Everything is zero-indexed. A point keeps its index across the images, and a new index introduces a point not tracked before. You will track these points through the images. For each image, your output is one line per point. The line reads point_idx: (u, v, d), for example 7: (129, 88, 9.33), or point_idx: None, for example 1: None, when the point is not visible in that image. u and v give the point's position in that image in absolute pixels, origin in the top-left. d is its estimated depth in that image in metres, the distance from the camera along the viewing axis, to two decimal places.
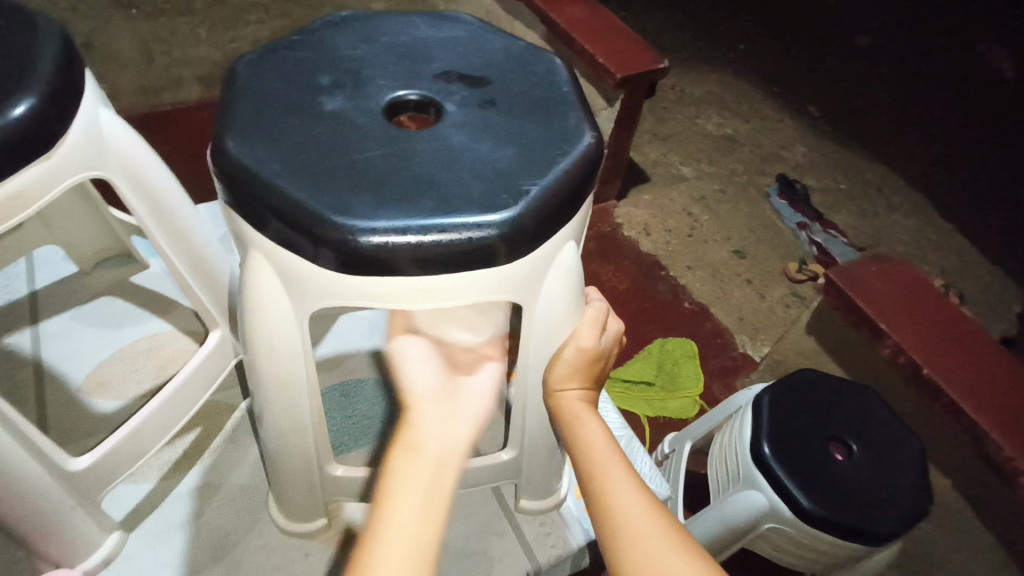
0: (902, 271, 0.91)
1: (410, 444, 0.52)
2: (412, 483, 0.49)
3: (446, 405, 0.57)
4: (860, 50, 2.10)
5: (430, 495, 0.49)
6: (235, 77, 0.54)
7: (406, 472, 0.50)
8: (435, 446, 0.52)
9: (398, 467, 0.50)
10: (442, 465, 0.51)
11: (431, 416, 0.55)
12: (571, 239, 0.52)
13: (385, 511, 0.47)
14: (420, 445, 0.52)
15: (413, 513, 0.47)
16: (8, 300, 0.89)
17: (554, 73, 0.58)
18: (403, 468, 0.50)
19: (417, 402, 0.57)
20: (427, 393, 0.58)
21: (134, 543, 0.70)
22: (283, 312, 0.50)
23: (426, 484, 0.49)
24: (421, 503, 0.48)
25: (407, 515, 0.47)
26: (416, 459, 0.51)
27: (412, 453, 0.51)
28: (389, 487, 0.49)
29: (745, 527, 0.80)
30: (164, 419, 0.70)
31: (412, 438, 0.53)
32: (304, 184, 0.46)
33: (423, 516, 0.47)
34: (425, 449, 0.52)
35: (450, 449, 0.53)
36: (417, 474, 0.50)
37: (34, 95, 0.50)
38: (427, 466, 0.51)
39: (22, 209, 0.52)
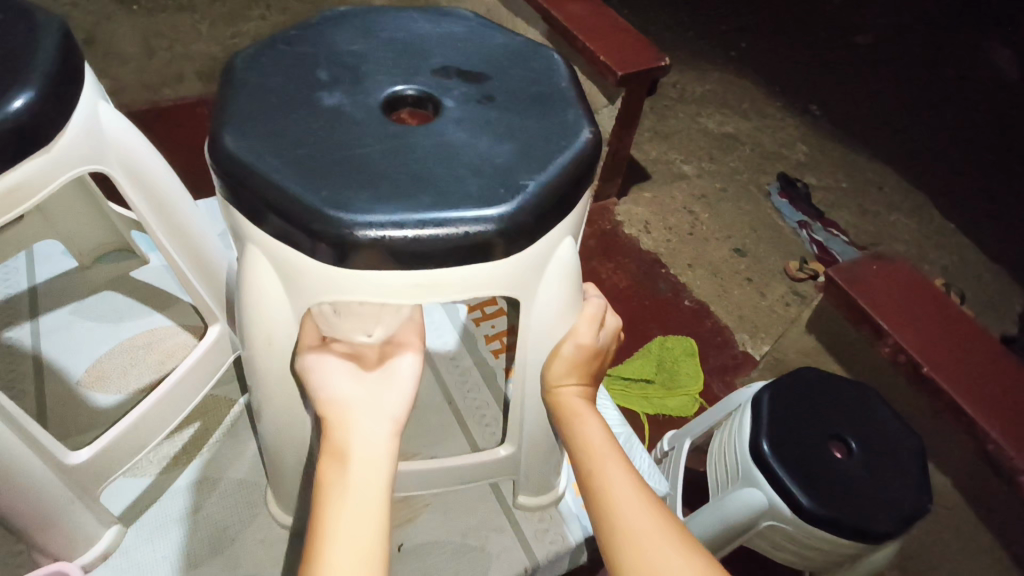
0: (902, 269, 0.91)
1: (337, 453, 0.49)
2: (347, 498, 0.47)
3: (369, 406, 0.53)
4: (862, 48, 2.09)
5: (364, 508, 0.46)
6: (234, 71, 0.54)
7: (340, 484, 0.47)
8: (364, 452, 0.50)
9: (330, 480, 0.48)
10: (369, 473, 0.48)
11: (355, 419, 0.52)
12: (569, 235, 0.52)
13: (325, 529, 0.45)
14: (348, 451, 0.49)
15: (354, 532, 0.45)
16: (8, 294, 0.89)
17: (553, 69, 0.58)
18: (335, 480, 0.48)
19: (334, 406, 0.52)
20: (345, 394, 0.53)
21: (133, 536, 0.70)
22: (281, 307, 0.50)
23: (361, 498, 0.47)
24: (360, 519, 0.46)
25: (348, 533, 0.45)
26: (347, 468, 0.48)
27: (340, 462, 0.49)
28: (327, 502, 0.47)
29: (745, 524, 0.80)
30: (163, 414, 0.70)
31: (339, 445, 0.50)
32: (302, 179, 0.46)
33: (363, 534, 0.45)
34: (352, 456, 0.49)
35: (377, 454, 0.50)
36: (353, 484, 0.47)
37: (34, 89, 0.50)
38: (359, 475, 0.48)
39: (21, 202, 0.52)
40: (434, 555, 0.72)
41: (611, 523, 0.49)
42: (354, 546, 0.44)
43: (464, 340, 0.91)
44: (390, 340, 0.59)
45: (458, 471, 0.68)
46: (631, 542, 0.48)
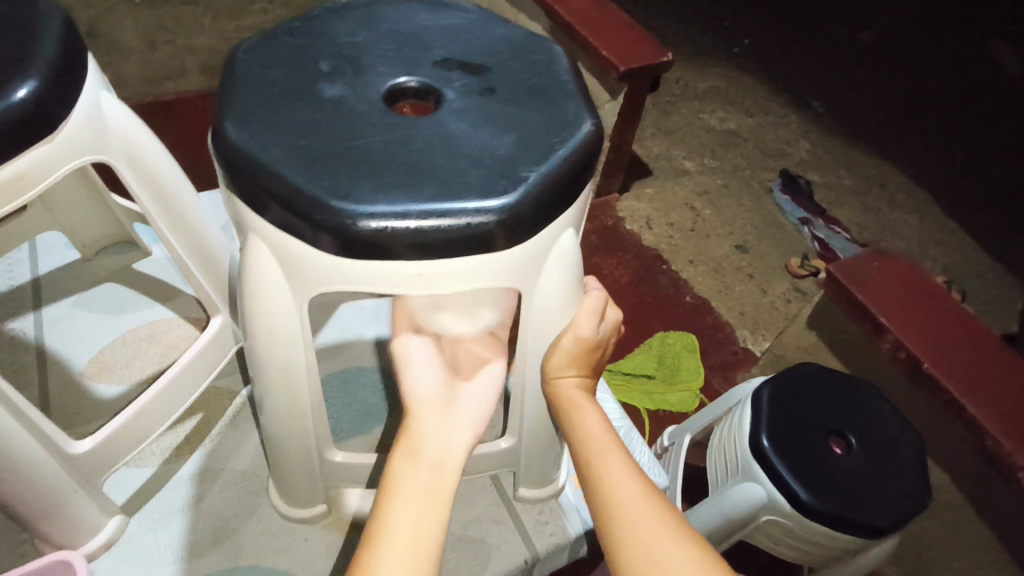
0: (902, 266, 0.91)
1: (410, 449, 0.52)
2: (416, 491, 0.49)
3: (449, 408, 0.58)
4: (866, 45, 2.08)
5: (433, 498, 0.49)
6: (236, 62, 0.54)
7: (411, 477, 0.50)
8: (436, 452, 0.53)
9: (399, 472, 0.51)
10: (442, 468, 0.52)
11: (434, 419, 0.56)
12: (569, 227, 0.52)
13: (387, 515, 0.48)
14: (421, 449, 0.52)
15: (421, 520, 0.47)
16: (11, 285, 0.89)
17: (555, 62, 0.58)
18: (405, 472, 0.51)
19: (417, 405, 0.57)
20: (428, 394, 0.58)
21: (136, 526, 0.70)
22: (283, 297, 0.51)
23: (428, 489, 0.50)
24: (426, 507, 0.48)
25: (410, 520, 0.47)
26: (419, 463, 0.51)
27: (413, 458, 0.52)
28: (393, 492, 0.49)
29: (744, 518, 0.80)
30: (165, 405, 0.70)
31: (414, 442, 0.53)
32: (304, 169, 0.46)
33: (427, 520, 0.48)
34: (425, 453, 0.52)
35: (451, 454, 0.53)
36: (420, 478, 0.50)
37: (36, 78, 0.50)
38: (429, 473, 0.51)
39: (24, 191, 0.52)
40: None
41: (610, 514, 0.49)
42: (415, 529, 0.47)
43: None
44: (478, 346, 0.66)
45: None
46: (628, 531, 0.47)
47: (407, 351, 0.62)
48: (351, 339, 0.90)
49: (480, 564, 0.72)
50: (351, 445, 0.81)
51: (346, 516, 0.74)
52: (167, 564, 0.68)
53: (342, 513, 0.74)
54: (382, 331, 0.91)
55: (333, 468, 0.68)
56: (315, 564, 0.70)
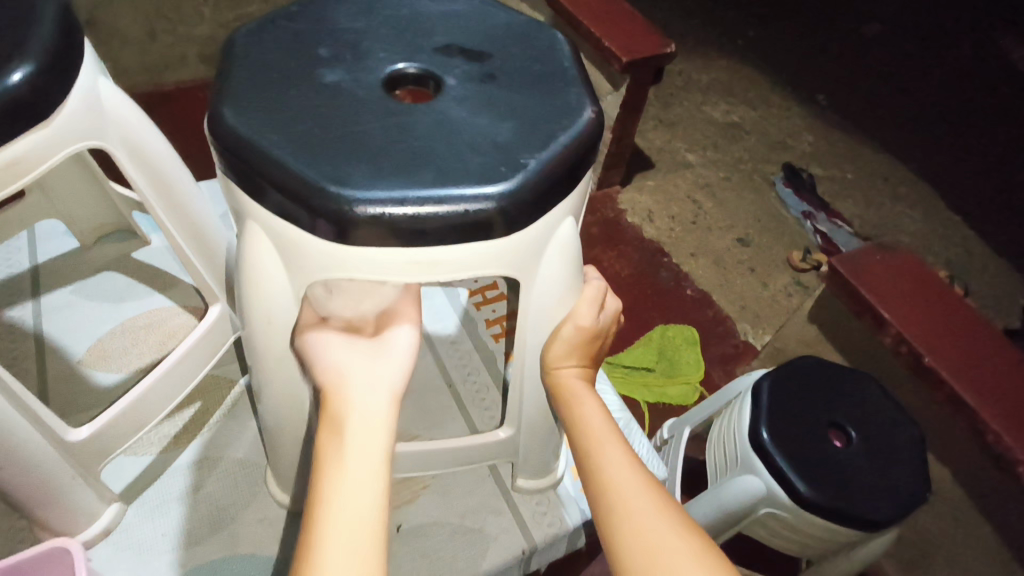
0: (905, 260, 0.91)
1: (333, 424, 0.48)
2: (348, 466, 0.46)
3: (364, 376, 0.52)
4: (871, 38, 2.07)
5: (362, 475, 0.45)
6: (234, 47, 0.54)
7: (337, 452, 0.46)
8: (361, 423, 0.48)
9: (327, 450, 0.47)
10: (367, 438, 0.48)
11: (351, 390, 0.50)
12: (569, 215, 0.52)
13: (325, 496, 0.44)
14: (345, 422, 0.48)
15: (352, 499, 0.44)
16: (9, 273, 0.89)
17: (556, 48, 0.58)
18: (331, 449, 0.47)
19: (330, 377, 0.51)
20: (341, 367, 0.52)
21: (134, 513, 0.70)
22: (280, 285, 0.50)
23: (360, 466, 0.46)
24: (360, 486, 0.45)
25: (346, 501, 0.44)
26: (343, 439, 0.47)
27: (337, 433, 0.48)
28: (326, 472, 0.45)
29: (744, 510, 0.80)
30: (164, 393, 0.70)
31: (336, 416, 0.49)
32: (302, 155, 0.45)
33: (360, 500, 0.44)
34: (350, 426, 0.48)
35: (375, 422, 0.49)
36: (349, 454, 0.46)
37: (33, 62, 0.50)
38: (356, 443, 0.47)
39: (19, 176, 0.52)
40: (433, 537, 0.73)
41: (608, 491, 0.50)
42: (356, 512, 0.43)
43: (465, 324, 0.91)
44: (383, 313, 0.59)
45: (457, 453, 0.68)
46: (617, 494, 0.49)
47: (313, 336, 0.54)
48: None
49: (478, 554, 0.72)
50: None
51: None
52: (165, 553, 0.68)
53: None
54: None
55: None
56: None
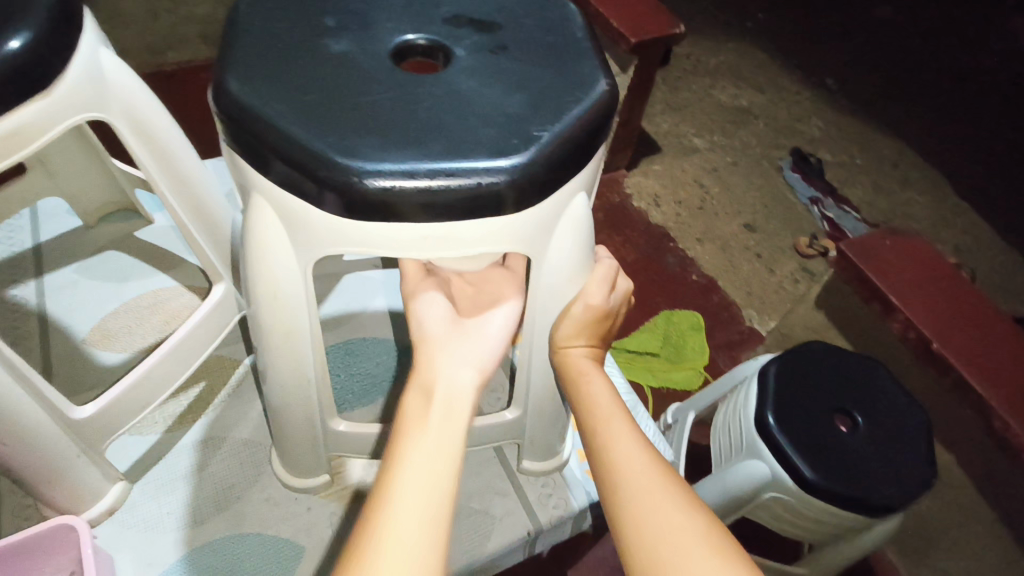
0: (917, 245, 0.90)
1: (423, 387, 0.51)
2: (431, 423, 0.48)
3: (460, 345, 0.56)
4: (882, 21, 2.03)
5: (441, 432, 0.48)
6: (238, 15, 0.52)
7: (423, 414, 0.49)
8: (447, 388, 0.52)
9: (410, 411, 0.50)
10: (452, 405, 0.50)
11: (442, 357, 0.54)
12: (582, 190, 0.51)
13: (402, 452, 0.46)
14: (433, 388, 0.51)
15: (429, 448, 0.46)
16: (12, 252, 0.88)
17: (569, 20, 0.56)
18: (415, 411, 0.50)
19: (427, 341, 0.56)
20: (438, 330, 0.57)
21: (139, 492, 0.70)
22: (286, 260, 0.50)
23: (440, 427, 0.48)
24: (439, 437, 0.47)
25: (426, 453, 0.46)
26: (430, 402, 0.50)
27: (425, 397, 0.51)
28: (408, 430, 0.48)
29: (748, 495, 0.80)
30: (169, 371, 0.69)
31: (425, 381, 0.52)
32: (310, 126, 0.44)
33: (437, 449, 0.46)
34: (436, 391, 0.51)
35: (460, 390, 0.52)
36: (435, 414, 0.49)
37: (31, 29, 0.48)
38: (440, 406, 0.50)
39: (21, 146, 0.51)
40: None
41: (607, 447, 0.51)
42: (432, 457, 0.45)
43: None
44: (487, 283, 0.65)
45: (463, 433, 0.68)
46: (622, 467, 0.49)
47: (421, 298, 0.60)
48: (355, 310, 0.89)
49: (482, 535, 0.72)
50: (354, 415, 0.80)
51: (347, 486, 0.74)
52: (171, 530, 0.68)
53: (344, 484, 0.74)
54: (383, 303, 0.90)
55: (336, 437, 0.67)
56: (317, 533, 0.70)
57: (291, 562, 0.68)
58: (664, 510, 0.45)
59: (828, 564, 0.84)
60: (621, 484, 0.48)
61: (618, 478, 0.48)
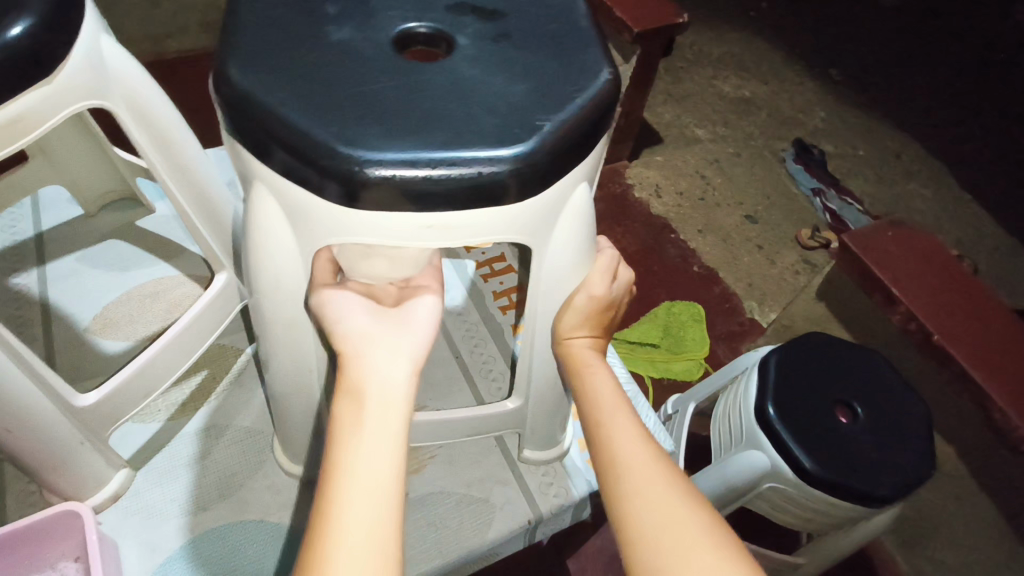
0: (918, 237, 0.90)
1: (352, 392, 0.47)
2: (365, 430, 0.44)
3: (384, 342, 0.50)
4: (887, 10, 2.02)
5: (377, 444, 0.44)
6: (239, 3, 0.52)
7: (357, 420, 0.45)
8: (379, 389, 0.47)
9: (342, 418, 0.45)
10: (387, 408, 0.46)
11: (370, 361, 0.49)
12: (584, 180, 0.51)
13: (339, 468, 0.42)
14: (363, 391, 0.47)
15: (369, 461, 0.42)
16: (14, 241, 0.88)
17: (572, 7, 0.56)
18: (349, 418, 0.45)
19: (348, 339, 0.50)
20: (358, 328, 0.51)
21: (142, 480, 0.71)
22: (288, 249, 0.50)
23: (380, 436, 0.44)
24: (375, 449, 0.43)
25: (365, 468, 0.42)
26: (363, 407, 0.46)
27: (356, 402, 0.46)
28: (341, 441, 0.44)
29: (747, 485, 0.80)
30: (171, 360, 0.69)
31: (353, 384, 0.47)
32: (311, 114, 0.44)
33: (376, 470, 0.42)
34: (369, 395, 0.46)
35: (393, 391, 0.47)
36: (370, 420, 0.45)
37: (32, 16, 0.48)
38: (375, 411, 0.45)
39: (21, 133, 0.51)
40: (439, 506, 0.73)
41: (609, 445, 0.51)
42: (372, 472, 0.42)
43: (472, 296, 0.91)
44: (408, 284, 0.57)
45: (465, 422, 0.68)
46: (624, 470, 0.48)
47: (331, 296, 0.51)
48: None
49: (483, 524, 0.72)
50: None
51: None
52: (174, 517, 0.69)
53: None
54: None
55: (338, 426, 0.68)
56: None
57: (295, 550, 0.68)
58: (647, 518, 0.44)
59: (826, 553, 0.85)
60: (622, 478, 0.48)
61: (621, 474, 0.48)
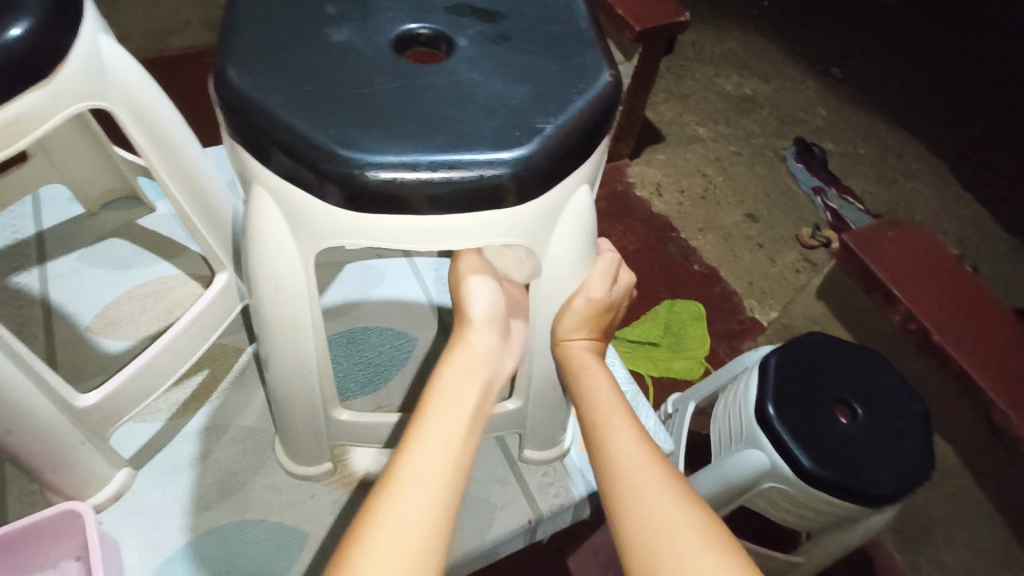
0: (920, 236, 0.89)
1: (460, 360, 0.55)
2: (460, 391, 0.52)
3: (500, 336, 0.58)
4: (890, 8, 2.01)
5: (455, 421, 0.49)
6: (239, 5, 0.52)
7: (454, 380, 0.53)
8: (478, 362, 0.55)
9: (446, 376, 0.53)
10: (488, 383, 0.54)
11: (481, 340, 0.57)
12: (585, 182, 0.51)
13: (429, 413, 0.49)
14: (467, 361, 0.55)
15: (455, 410, 0.50)
16: (15, 239, 0.89)
17: (572, 9, 0.56)
18: (452, 378, 0.53)
19: (476, 323, 0.58)
20: (487, 316, 0.59)
21: (142, 479, 0.71)
22: (288, 252, 0.50)
23: (467, 396, 0.52)
24: (463, 404, 0.51)
25: (452, 415, 0.50)
26: (464, 374, 0.53)
27: (462, 368, 0.54)
28: (427, 416, 0.49)
29: (746, 485, 0.80)
30: (172, 359, 0.69)
31: (463, 354, 0.55)
32: (311, 117, 0.44)
33: (450, 440, 0.48)
34: (474, 366, 0.54)
35: (491, 369, 0.55)
36: (463, 383, 0.53)
37: (31, 17, 0.48)
38: (470, 378, 0.53)
39: (21, 135, 0.51)
40: None
41: (605, 449, 0.51)
42: (458, 420, 0.49)
43: None
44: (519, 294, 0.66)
45: None
46: (620, 469, 0.49)
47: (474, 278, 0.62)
48: (357, 299, 0.89)
49: (483, 523, 0.72)
50: (357, 404, 0.80)
51: (350, 474, 0.75)
52: (174, 517, 0.69)
53: (346, 471, 0.75)
54: (386, 292, 0.90)
55: (338, 426, 0.68)
56: (320, 518, 0.71)
57: (295, 551, 0.68)
58: (645, 510, 0.45)
59: (825, 553, 0.85)
60: (618, 480, 0.48)
61: (617, 475, 0.48)
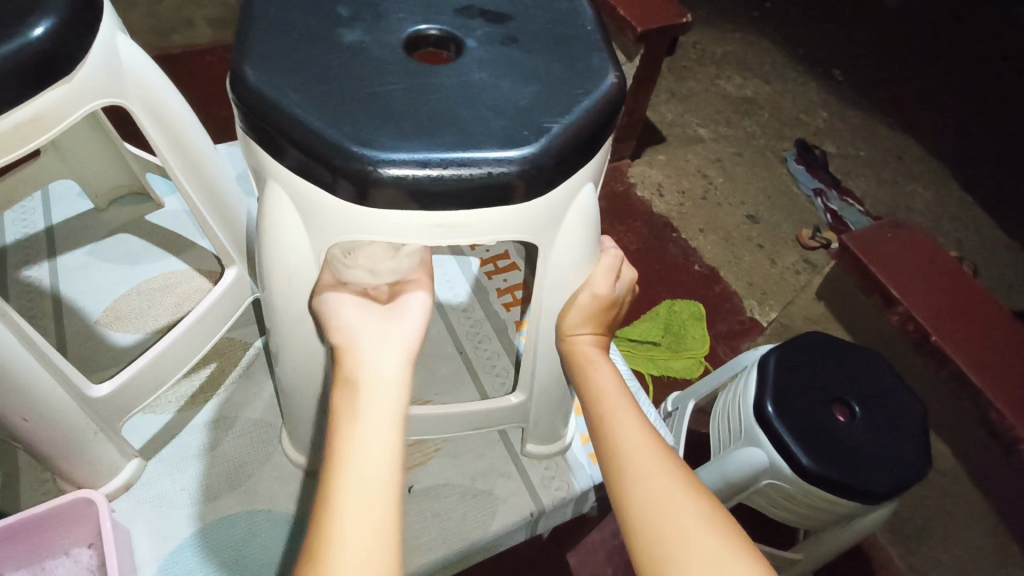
0: (916, 237, 0.91)
1: (350, 381, 0.49)
2: (365, 416, 0.47)
3: (380, 338, 0.53)
4: (891, 11, 2.02)
5: (372, 450, 0.45)
6: (253, 7, 0.53)
7: (354, 409, 0.47)
8: (373, 378, 0.49)
9: (342, 407, 0.48)
10: (382, 398, 0.48)
11: (365, 355, 0.51)
12: (590, 181, 0.52)
13: (344, 446, 0.45)
14: (359, 379, 0.49)
15: (368, 440, 0.45)
16: (25, 233, 0.90)
17: (578, 12, 0.57)
18: (348, 407, 0.47)
19: (343, 333, 0.52)
20: (355, 324, 0.53)
21: (153, 469, 0.72)
22: (300, 247, 0.51)
23: (376, 422, 0.47)
24: (373, 438, 0.46)
25: (366, 444, 0.45)
26: (360, 396, 0.48)
27: (353, 389, 0.48)
28: (339, 430, 0.46)
29: (746, 481, 0.81)
30: (182, 352, 0.71)
31: (351, 375, 0.49)
32: (325, 115, 0.45)
33: (372, 475, 0.44)
34: (366, 385, 0.49)
35: (387, 379, 0.49)
36: (367, 404, 0.47)
37: (54, 17, 0.50)
38: (370, 398, 0.48)
39: (42, 131, 0.52)
40: (445, 497, 0.75)
41: (614, 438, 0.52)
42: (375, 454, 0.45)
43: (476, 293, 0.92)
44: (399, 280, 0.59)
45: (470, 416, 0.70)
46: (626, 460, 0.50)
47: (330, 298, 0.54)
48: None
49: (486, 515, 0.74)
50: None
51: None
52: (184, 506, 0.70)
53: None
54: None
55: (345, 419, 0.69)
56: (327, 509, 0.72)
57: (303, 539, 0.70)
58: (657, 499, 0.46)
59: (823, 550, 0.86)
60: (626, 470, 0.49)
61: (623, 464, 0.50)
